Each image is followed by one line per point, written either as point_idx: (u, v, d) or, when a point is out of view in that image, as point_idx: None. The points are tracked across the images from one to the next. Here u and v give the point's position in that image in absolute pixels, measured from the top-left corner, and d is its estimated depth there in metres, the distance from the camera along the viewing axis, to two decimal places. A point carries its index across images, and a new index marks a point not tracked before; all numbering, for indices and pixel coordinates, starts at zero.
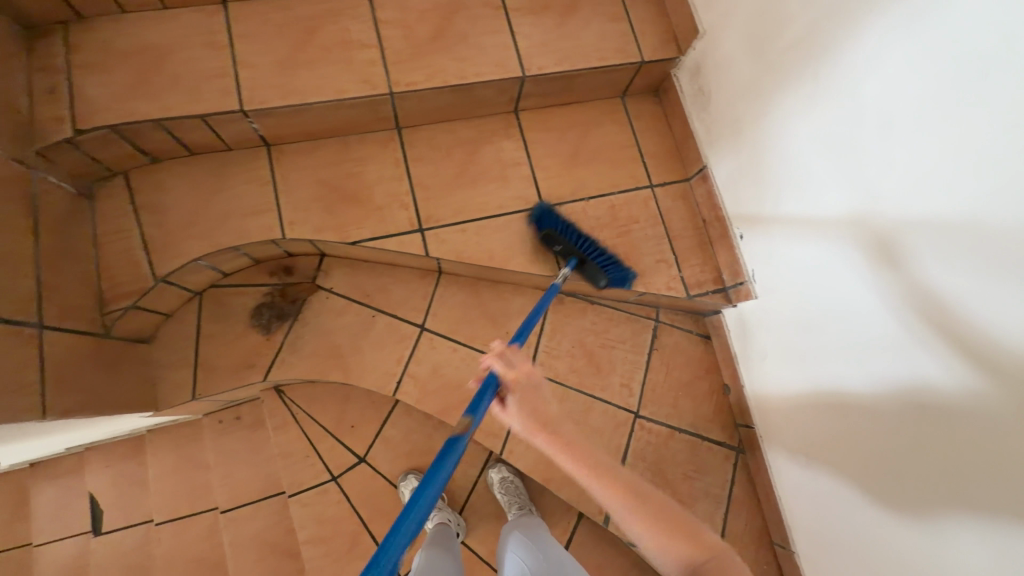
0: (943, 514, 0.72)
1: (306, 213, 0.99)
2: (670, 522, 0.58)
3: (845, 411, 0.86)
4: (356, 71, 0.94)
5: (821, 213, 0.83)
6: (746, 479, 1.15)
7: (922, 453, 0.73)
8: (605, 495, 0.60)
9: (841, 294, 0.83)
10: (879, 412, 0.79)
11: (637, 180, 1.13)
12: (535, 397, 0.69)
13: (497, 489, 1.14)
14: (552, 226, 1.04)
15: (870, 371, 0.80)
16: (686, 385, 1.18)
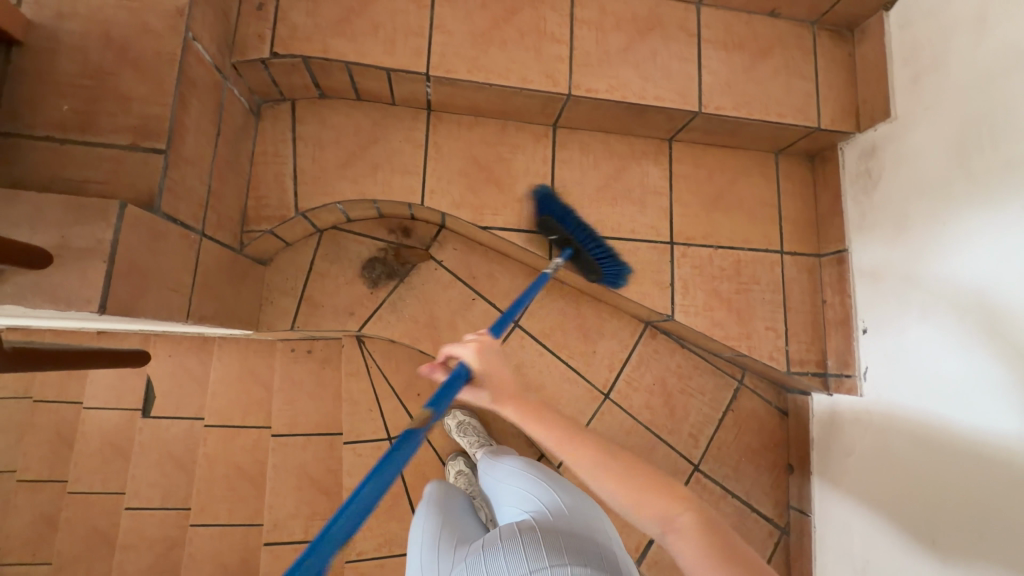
0: None
1: (449, 185, 1.00)
2: (640, 480, 0.71)
3: (927, 534, 0.83)
4: (543, 64, 0.94)
5: (970, 334, 0.80)
6: (783, 561, 1.15)
7: None
8: (581, 461, 0.73)
9: (978, 430, 0.77)
10: (967, 548, 0.76)
11: (769, 242, 1.10)
12: (495, 365, 0.80)
13: (458, 433, 1.17)
14: (551, 215, 0.99)
15: (968, 505, 0.77)
16: (751, 454, 1.17)
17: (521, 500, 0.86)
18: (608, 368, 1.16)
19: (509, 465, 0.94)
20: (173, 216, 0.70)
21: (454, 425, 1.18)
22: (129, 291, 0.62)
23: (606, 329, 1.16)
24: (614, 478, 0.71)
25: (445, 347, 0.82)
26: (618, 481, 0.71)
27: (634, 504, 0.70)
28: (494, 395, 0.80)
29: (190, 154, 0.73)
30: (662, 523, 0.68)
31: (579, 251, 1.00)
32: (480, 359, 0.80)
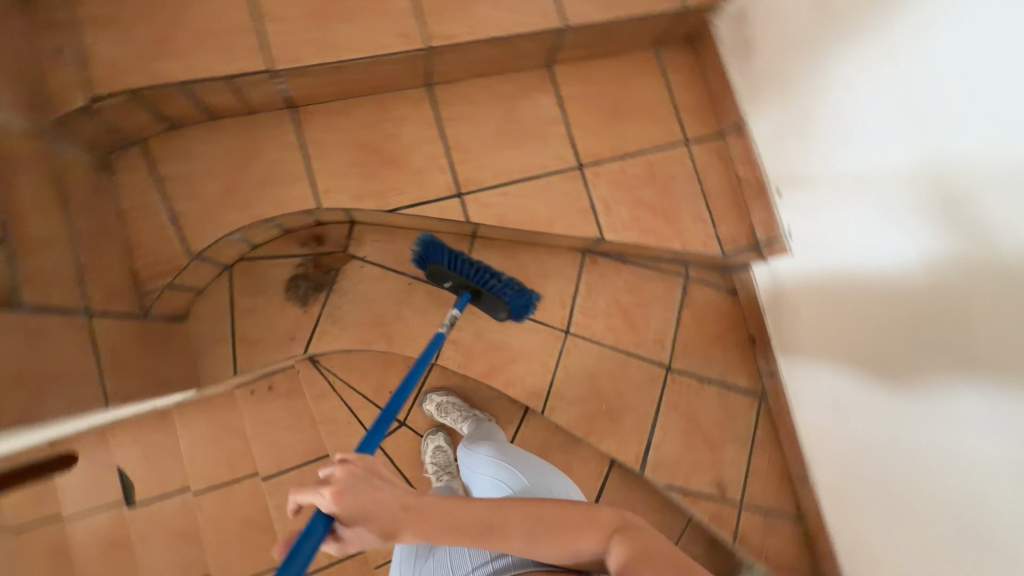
0: (963, 462, 0.74)
1: (343, 180, 0.96)
2: (563, 523, 0.65)
3: (880, 364, 0.88)
4: (394, 23, 0.88)
5: (874, 171, 0.82)
6: (768, 422, 1.23)
7: (951, 407, 0.75)
8: (503, 544, 0.63)
9: (898, 264, 0.81)
10: (912, 366, 0.82)
11: (674, 137, 1.11)
12: (369, 495, 0.59)
13: (439, 414, 1.19)
14: (441, 264, 0.97)
15: (905, 327, 0.82)
16: (716, 339, 1.23)
17: (491, 486, 0.91)
18: (563, 306, 1.17)
19: (478, 451, 0.97)
20: (45, 306, 0.65)
21: (434, 408, 1.20)
22: (26, 398, 0.59)
23: (549, 270, 1.17)
24: (544, 540, 0.64)
25: (294, 490, 0.60)
26: (545, 542, 0.64)
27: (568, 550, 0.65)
28: (380, 529, 0.60)
29: (40, 236, 0.67)
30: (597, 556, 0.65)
31: (479, 290, 1.00)
32: (346, 503, 0.58)
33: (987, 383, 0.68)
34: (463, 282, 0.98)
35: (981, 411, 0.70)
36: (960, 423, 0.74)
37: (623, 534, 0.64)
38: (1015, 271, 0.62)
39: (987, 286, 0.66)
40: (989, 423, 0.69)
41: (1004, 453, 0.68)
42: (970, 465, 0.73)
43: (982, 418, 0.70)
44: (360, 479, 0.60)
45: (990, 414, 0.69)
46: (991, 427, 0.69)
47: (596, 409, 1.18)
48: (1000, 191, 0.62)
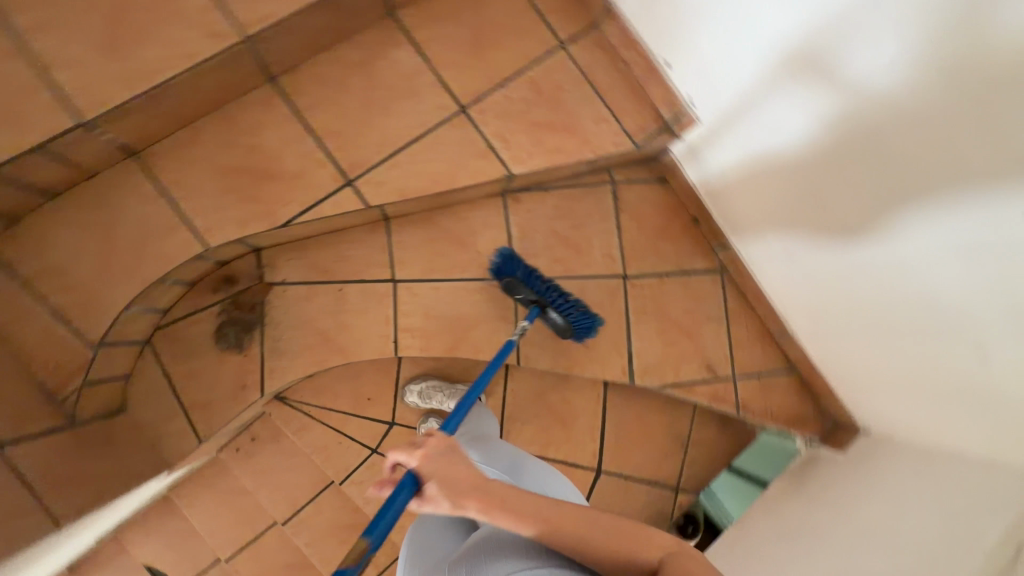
0: (915, 252, 0.82)
1: (222, 211, 0.89)
2: (615, 530, 0.60)
3: (811, 197, 0.93)
4: (199, 24, 0.78)
5: (752, 16, 0.84)
6: (736, 292, 1.24)
7: (892, 209, 0.82)
8: (552, 532, 0.60)
9: (830, 108, 0.82)
10: (842, 187, 0.87)
11: (548, 44, 1.04)
12: (447, 466, 0.66)
13: (424, 401, 1.15)
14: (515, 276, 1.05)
15: (825, 155, 0.86)
16: (661, 232, 1.21)
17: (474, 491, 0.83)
18: (501, 256, 1.13)
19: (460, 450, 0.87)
20: None
21: (417, 396, 1.16)
22: None
23: (474, 225, 1.12)
24: (591, 529, 0.60)
25: (392, 449, 0.70)
26: (592, 531, 0.60)
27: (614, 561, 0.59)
28: (449, 498, 0.65)
29: None
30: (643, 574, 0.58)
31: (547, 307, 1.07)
32: (428, 466, 0.66)
33: (953, 193, 0.73)
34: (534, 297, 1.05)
35: (952, 221, 0.75)
36: (930, 237, 0.79)
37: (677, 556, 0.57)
38: (950, 64, 0.65)
39: (936, 102, 0.69)
40: (963, 229, 0.74)
41: (982, 250, 0.74)
42: (950, 269, 0.80)
43: (954, 227, 0.75)
44: (448, 450, 0.68)
45: (962, 221, 0.74)
46: (964, 231, 0.74)
47: (570, 342, 1.19)
48: (944, 7, 0.63)
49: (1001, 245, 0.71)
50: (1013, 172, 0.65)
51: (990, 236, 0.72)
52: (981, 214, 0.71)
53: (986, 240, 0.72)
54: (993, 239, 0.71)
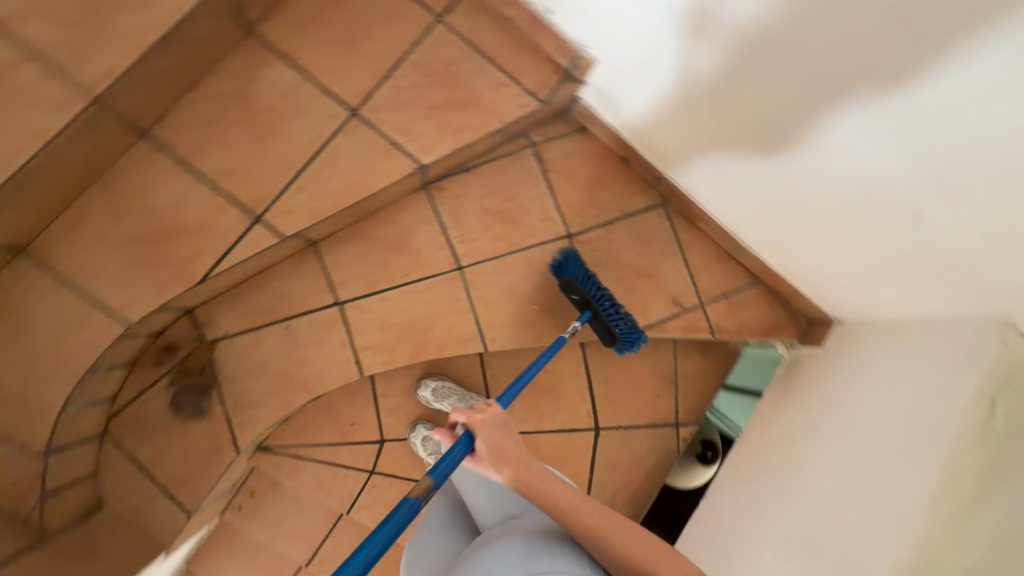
0: (841, 140, 0.81)
1: (134, 284, 0.85)
2: (640, 543, 0.64)
3: (728, 111, 0.90)
4: (40, 98, 0.72)
5: None
6: (683, 220, 1.23)
7: (809, 104, 0.79)
8: (578, 520, 0.66)
9: (723, 20, 0.76)
10: (755, 95, 0.84)
11: (423, 20, 0.98)
12: (499, 435, 0.75)
13: (435, 400, 1.15)
14: (572, 275, 1.10)
15: (730, 67, 0.83)
16: (595, 181, 1.19)
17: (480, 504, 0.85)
18: (440, 249, 1.10)
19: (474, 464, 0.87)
20: None
21: (430, 395, 1.15)
22: None
23: (405, 226, 1.09)
24: (618, 543, 0.64)
25: (454, 408, 0.79)
26: (619, 534, 0.64)
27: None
28: (494, 462, 0.73)
29: None
30: None
31: (598, 313, 1.11)
32: (480, 430, 0.75)
33: (858, 73, 0.70)
34: (587, 301, 1.10)
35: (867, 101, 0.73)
36: (850, 122, 0.77)
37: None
38: None
39: None
40: (878, 106, 0.73)
41: (901, 123, 0.72)
42: (876, 148, 0.78)
43: (870, 106, 0.73)
44: (500, 423, 0.76)
45: (876, 99, 0.72)
46: (881, 107, 0.72)
47: (530, 313, 1.15)
48: None
49: (918, 113, 0.70)
50: (908, 39, 0.62)
51: (905, 107, 0.70)
52: (893, 87, 0.69)
53: (903, 111, 0.71)
54: (909, 109, 0.70)
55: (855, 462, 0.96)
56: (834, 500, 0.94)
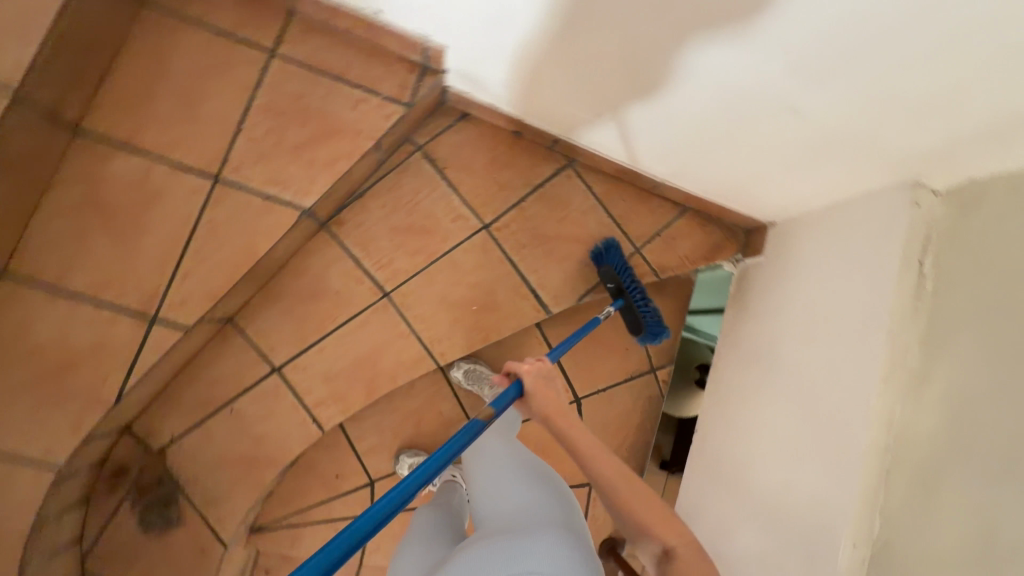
0: (700, 60, 0.78)
1: (50, 427, 0.81)
2: (647, 503, 0.65)
3: (586, 61, 0.87)
4: None
5: None
6: (594, 173, 1.20)
7: (656, 35, 0.76)
8: (597, 461, 0.68)
9: None
10: (604, 38, 0.80)
11: (257, 63, 0.93)
12: (544, 386, 0.81)
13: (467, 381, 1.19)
14: (611, 264, 1.14)
15: (570, 18, 0.79)
16: (494, 164, 1.15)
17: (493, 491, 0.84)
18: (360, 282, 1.07)
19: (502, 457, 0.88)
20: None
21: (462, 375, 1.19)
22: None
23: (317, 271, 1.05)
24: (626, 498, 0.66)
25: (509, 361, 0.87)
26: (626, 487, 0.66)
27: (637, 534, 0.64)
28: (539, 408, 0.79)
29: None
30: (658, 550, 0.63)
31: (630, 303, 1.15)
32: (528, 377, 0.81)
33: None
34: (619, 290, 1.14)
35: (713, 18, 0.69)
36: (707, 43, 0.74)
37: (695, 557, 0.62)
38: None
39: None
40: (726, 19, 0.69)
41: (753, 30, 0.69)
42: (739, 60, 0.75)
43: (719, 22, 0.70)
44: (547, 376, 0.83)
45: (723, 12, 0.69)
46: (721, 19, 0.69)
47: (469, 314, 1.12)
48: None
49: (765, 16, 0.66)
50: None
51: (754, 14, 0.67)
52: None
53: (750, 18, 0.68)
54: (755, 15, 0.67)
55: (812, 360, 0.97)
56: (803, 403, 0.95)
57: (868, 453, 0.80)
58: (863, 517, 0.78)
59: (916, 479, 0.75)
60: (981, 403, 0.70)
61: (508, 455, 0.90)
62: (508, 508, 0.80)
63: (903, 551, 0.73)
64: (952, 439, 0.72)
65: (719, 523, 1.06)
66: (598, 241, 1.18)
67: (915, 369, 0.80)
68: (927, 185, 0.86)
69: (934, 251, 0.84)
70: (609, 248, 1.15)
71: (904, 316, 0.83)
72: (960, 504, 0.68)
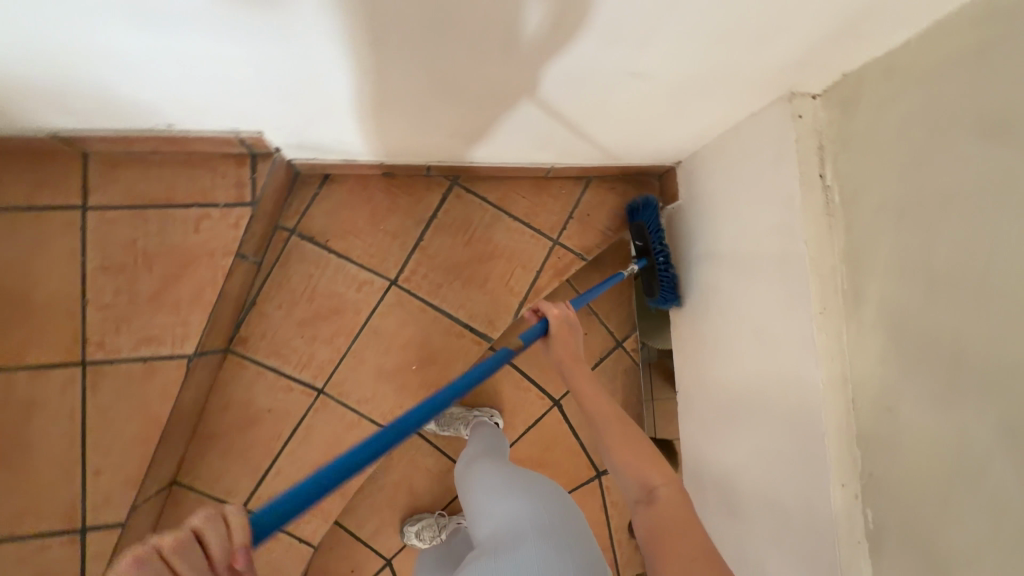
0: (521, 66, 0.70)
1: None
2: (636, 453, 0.69)
3: (409, 98, 0.78)
4: None
5: (132, 50, 0.59)
6: (482, 182, 1.13)
7: (463, 61, 0.67)
8: (595, 400, 0.78)
9: (314, 49, 0.63)
10: (410, 77, 0.71)
11: (71, 225, 0.83)
12: (567, 335, 0.89)
13: (442, 428, 1.16)
14: (643, 222, 1.14)
15: (367, 73, 0.70)
16: (376, 215, 1.07)
17: (481, 509, 0.77)
18: (289, 390, 1.01)
19: (494, 471, 0.83)
20: None
21: (436, 424, 1.16)
22: None
23: (241, 398, 0.99)
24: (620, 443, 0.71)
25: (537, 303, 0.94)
26: (618, 432, 0.72)
27: (626, 479, 0.68)
28: (560, 351, 0.88)
29: None
30: (642, 494, 0.65)
31: (650, 266, 1.15)
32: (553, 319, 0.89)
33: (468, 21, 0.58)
34: (646, 250, 1.15)
35: (508, 30, 0.61)
36: (517, 50, 0.65)
37: (675, 497, 0.63)
38: None
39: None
40: (521, 28, 0.60)
41: (557, 24, 0.60)
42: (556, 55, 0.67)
43: (515, 33, 0.61)
44: (570, 324, 0.90)
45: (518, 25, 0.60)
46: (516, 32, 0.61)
47: (412, 375, 1.07)
48: None
49: (560, 11, 0.57)
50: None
51: (545, 9, 0.57)
52: (517, 8, 0.56)
53: (545, 17, 0.58)
54: (548, 14, 0.58)
55: (752, 299, 0.93)
56: (755, 344, 0.92)
57: (828, 389, 0.76)
58: (842, 452, 0.76)
59: (879, 402, 0.72)
60: (914, 317, 0.66)
61: (497, 470, 0.83)
62: (493, 521, 0.73)
63: (886, 480, 0.71)
64: (901, 355, 0.68)
65: (719, 479, 1.04)
66: (640, 197, 1.17)
67: (847, 289, 0.76)
68: (804, 92, 0.79)
69: (832, 159, 0.78)
70: (646, 205, 1.13)
71: (820, 237, 0.78)
72: (925, 422, 0.65)
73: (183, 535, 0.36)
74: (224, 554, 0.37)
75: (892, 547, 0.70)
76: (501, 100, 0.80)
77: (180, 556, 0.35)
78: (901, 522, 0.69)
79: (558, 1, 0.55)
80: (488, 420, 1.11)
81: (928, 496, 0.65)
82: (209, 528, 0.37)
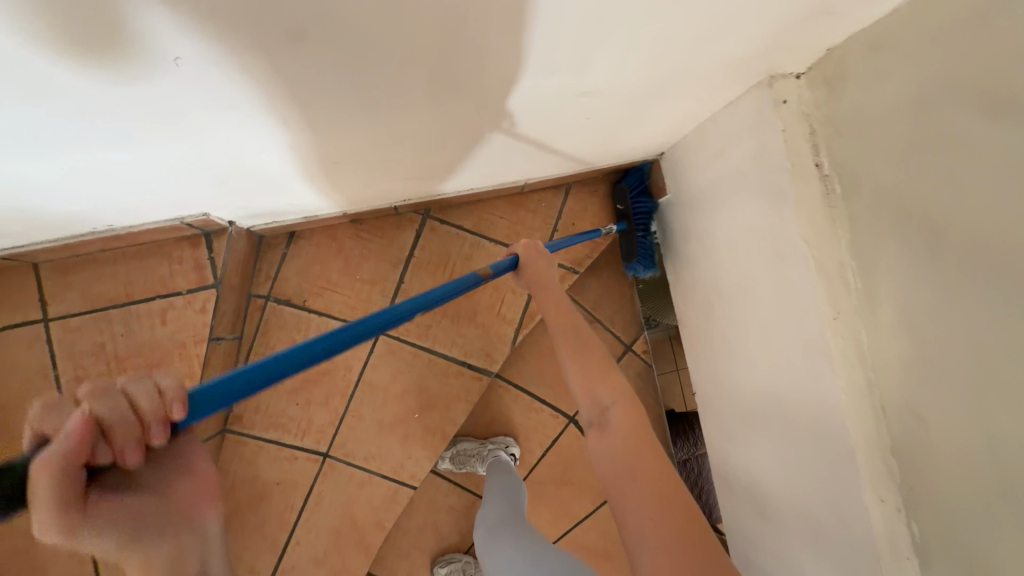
0: (466, 113, 0.63)
1: None
2: (590, 374, 0.64)
3: (353, 160, 0.71)
4: None
5: (31, 180, 0.54)
6: (456, 210, 1.07)
7: (401, 123, 0.62)
8: (558, 322, 0.70)
9: (231, 145, 0.57)
10: (348, 147, 0.65)
11: (37, 340, 0.80)
12: (540, 266, 0.77)
13: (457, 466, 1.13)
14: (628, 184, 1.11)
15: (297, 154, 0.64)
16: (351, 265, 1.02)
17: None
18: (293, 460, 0.98)
19: (523, 548, 0.74)
20: None
21: (451, 462, 1.13)
22: None
23: (246, 477, 0.97)
24: (579, 366, 0.65)
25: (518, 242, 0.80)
26: (571, 353, 0.67)
27: (578, 396, 0.63)
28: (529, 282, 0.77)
29: None
30: (597, 415, 0.61)
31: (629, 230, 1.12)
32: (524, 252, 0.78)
33: (393, 92, 0.53)
34: (626, 215, 1.11)
35: (444, 89, 0.55)
36: (460, 102, 0.59)
37: (625, 417, 0.59)
38: (213, 79, 0.42)
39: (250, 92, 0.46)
40: (455, 85, 0.54)
41: (491, 74, 0.54)
42: (500, 98, 0.61)
43: (450, 91, 0.55)
44: (541, 254, 0.79)
45: (453, 87, 0.55)
46: (450, 91, 0.55)
47: (416, 423, 1.04)
48: (103, 76, 0.39)
49: (490, 64, 0.51)
50: (384, 62, 0.46)
51: (475, 63, 0.50)
52: (444, 71, 0.50)
53: (477, 71, 0.52)
54: (482, 69, 0.52)
55: (757, 300, 0.85)
56: (765, 348, 0.85)
57: (850, 399, 0.70)
58: (875, 464, 0.69)
59: (908, 413, 0.64)
60: (934, 325, 0.58)
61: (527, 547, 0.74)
62: None
63: (926, 499, 0.63)
64: (925, 364, 0.60)
65: (749, 486, 0.99)
66: None
67: (859, 289, 0.68)
68: (784, 74, 0.71)
69: (825, 145, 0.70)
70: (636, 168, 1.10)
71: (821, 233, 0.71)
72: (960, 441, 0.57)
73: (109, 383, 0.36)
74: (155, 409, 0.37)
75: (942, 568, 0.63)
76: (456, 142, 0.73)
77: (101, 399, 0.35)
78: (950, 542, 0.61)
79: (486, 56, 0.49)
80: (501, 453, 1.08)
81: (979, 517, 0.56)
82: (136, 383, 0.37)
